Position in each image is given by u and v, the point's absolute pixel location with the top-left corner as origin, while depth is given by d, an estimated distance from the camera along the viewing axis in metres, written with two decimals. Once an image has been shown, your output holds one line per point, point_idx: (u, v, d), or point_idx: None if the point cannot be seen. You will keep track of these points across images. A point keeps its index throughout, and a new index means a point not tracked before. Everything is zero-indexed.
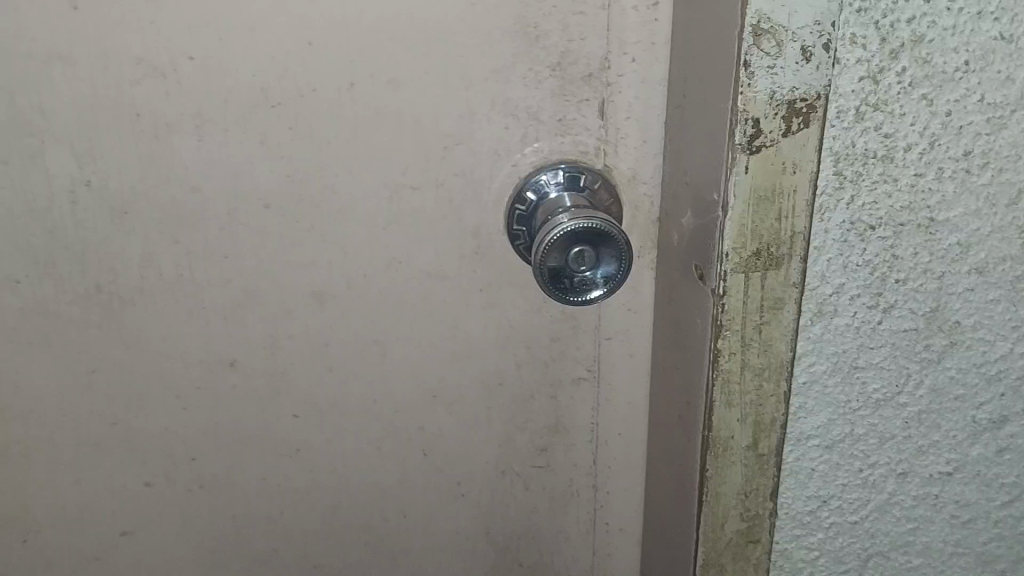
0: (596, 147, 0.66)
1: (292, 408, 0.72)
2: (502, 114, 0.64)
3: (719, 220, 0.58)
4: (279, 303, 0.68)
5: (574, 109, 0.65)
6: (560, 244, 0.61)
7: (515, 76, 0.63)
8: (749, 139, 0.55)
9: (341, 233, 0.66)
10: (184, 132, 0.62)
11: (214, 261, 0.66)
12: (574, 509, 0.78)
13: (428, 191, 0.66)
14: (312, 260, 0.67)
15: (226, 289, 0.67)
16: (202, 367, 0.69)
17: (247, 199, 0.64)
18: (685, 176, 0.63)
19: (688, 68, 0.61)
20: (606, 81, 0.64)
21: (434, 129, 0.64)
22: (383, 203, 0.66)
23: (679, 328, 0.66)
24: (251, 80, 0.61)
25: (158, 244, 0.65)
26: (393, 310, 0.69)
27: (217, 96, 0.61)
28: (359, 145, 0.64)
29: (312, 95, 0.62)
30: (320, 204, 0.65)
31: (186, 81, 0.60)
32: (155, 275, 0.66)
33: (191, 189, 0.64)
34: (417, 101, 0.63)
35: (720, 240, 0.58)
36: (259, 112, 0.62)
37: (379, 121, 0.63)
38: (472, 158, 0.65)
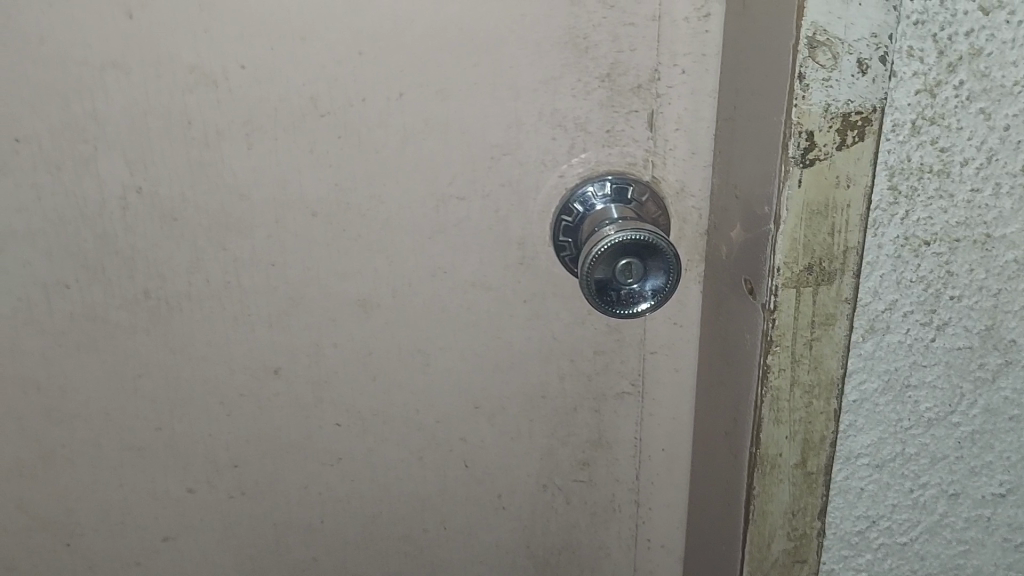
0: (643, 158, 0.66)
1: (335, 417, 0.72)
2: (550, 125, 0.64)
3: (770, 234, 0.57)
4: (324, 312, 0.68)
5: (623, 120, 0.64)
6: (607, 256, 0.60)
7: (564, 87, 0.63)
8: (802, 152, 0.54)
9: (387, 242, 0.66)
10: (234, 140, 0.62)
11: (260, 268, 0.66)
12: (615, 524, 0.78)
13: (474, 202, 0.66)
14: (358, 269, 0.67)
15: (271, 297, 0.67)
16: (246, 374, 0.70)
17: (294, 207, 0.65)
18: (735, 189, 0.62)
19: (739, 79, 0.60)
20: (655, 92, 0.64)
21: (481, 139, 0.64)
22: (429, 212, 0.66)
23: (727, 343, 0.65)
24: (301, 88, 0.61)
25: (206, 251, 0.65)
26: (437, 321, 0.69)
27: (267, 105, 0.61)
28: (407, 154, 0.64)
29: (361, 105, 0.62)
30: (366, 213, 0.65)
31: (237, 89, 0.61)
32: (202, 282, 0.66)
33: (239, 197, 0.64)
34: (466, 112, 0.63)
35: (772, 254, 0.57)
36: (308, 120, 0.62)
37: (427, 131, 0.63)
38: (519, 169, 0.65)
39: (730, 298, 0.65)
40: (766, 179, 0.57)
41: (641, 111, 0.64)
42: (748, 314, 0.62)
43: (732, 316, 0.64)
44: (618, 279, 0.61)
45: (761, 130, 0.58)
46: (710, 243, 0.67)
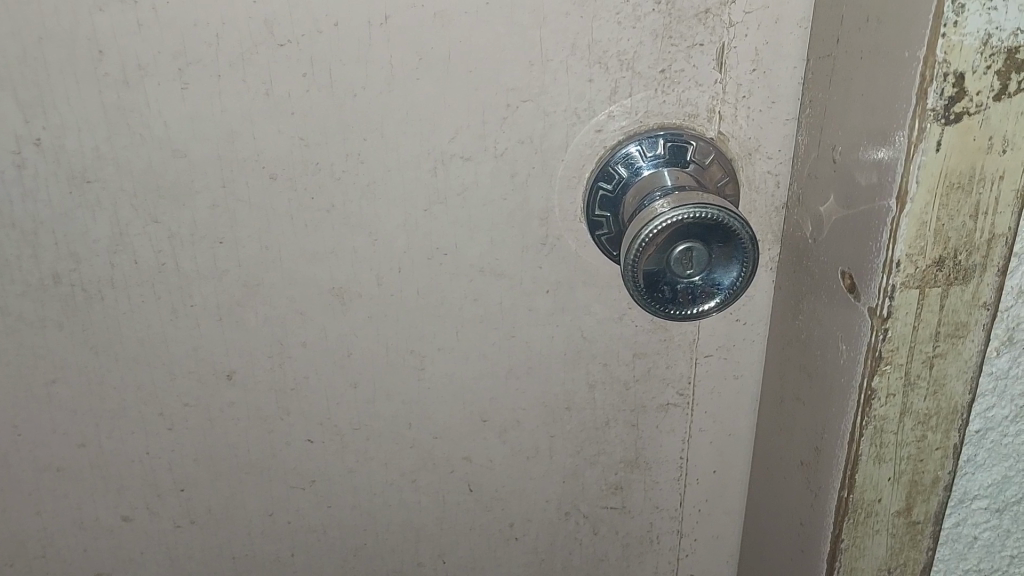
0: (707, 108, 0.50)
1: (306, 432, 0.57)
2: (586, 62, 0.48)
3: (890, 217, 0.41)
4: (289, 302, 0.53)
5: (682, 56, 0.49)
6: (661, 242, 0.45)
7: (605, 11, 0.47)
8: (947, 103, 0.38)
9: (370, 215, 0.51)
10: (163, 78, 0.47)
11: (203, 248, 0.51)
12: (652, 558, 0.64)
13: (483, 163, 0.50)
14: (332, 249, 0.52)
15: (220, 284, 0.52)
16: (191, 379, 0.55)
17: (247, 167, 0.49)
18: (832, 151, 0.47)
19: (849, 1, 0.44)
20: (728, 19, 0.48)
21: (495, 80, 0.48)
22: (424, 177, 0.50)
23: (812, 351, 0.50)
24: (251, 7, 0.45)
25: (132, 224, 0.50)
26: (434, 315, 0.54)
27: (206, 30, 0.45)
28: (396, 99, 0.48)
29: (332, 32, 0.46)
30: (341, 176, 0.50)
31: (164, 8, 0.45)
32: (128, 265, 0.51)
33: (173, 153, 0.48)
34: (474, 42, 0.47)
35: (889, 244, 0.42)
36: (262, 51, 0.46)
37: (421, 69, 0.48)
38: (543, 121, 0.50)
39: (817, 295, 0.49)
40: (884, 139, 0.41)
41: (708, 45, 0.48)
42: (845, 318, 0.46)
43: (820, 319, 0.49)
44: (672, 272, 0.46)
45: (880, 71, 0.41)
46: (791, 220, 0.52)
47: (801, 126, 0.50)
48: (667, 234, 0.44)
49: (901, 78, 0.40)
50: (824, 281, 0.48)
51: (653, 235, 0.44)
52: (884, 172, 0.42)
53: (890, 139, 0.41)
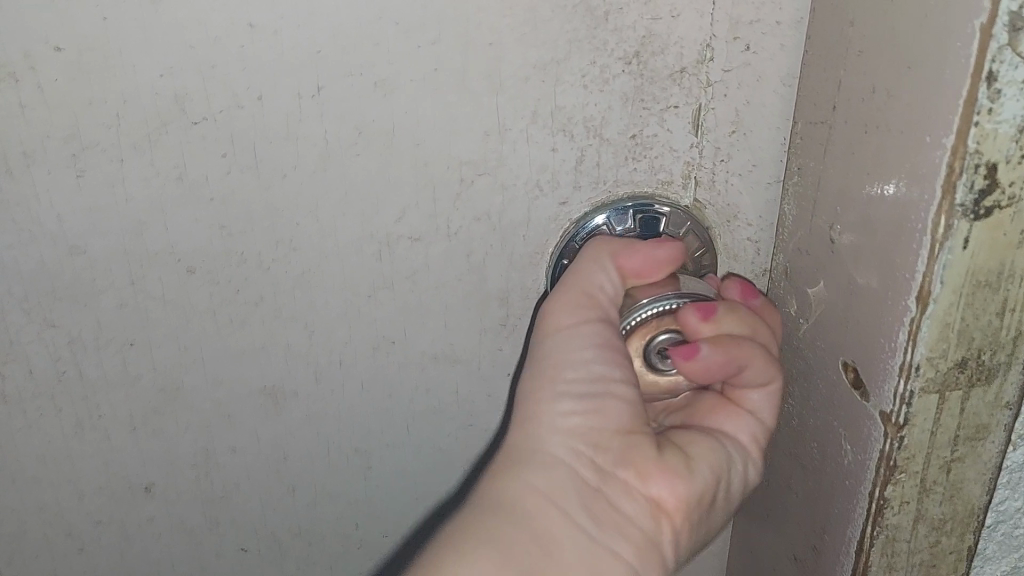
0: (682, 174, 0.45)
1: (239, 540, 0.51)
2: (549, 129, 0.42)
3: (909, 317, 0.36)
4: (214, 406, 0.46)
5: (655, 119, 0.43)
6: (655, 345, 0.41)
7: (568, 74, 0.41)
8: (978, 196, 0.33)
9: (307, 307, 0.44)
10: (54, 167, 0.39)
11: (111, 352, 0.44)
12: None
13: (435, 243, 0.44)
14: (263, 344, 0.45)
15: (133, 391, 0.45)
16: (103, 496, 0.48)
17: (160, 261, 0.42)
18: (829, 228, 0.42)
19: (843, 64, 0.39)
20: (705, 76, 0.43)
21: (445, 151, 0.42)
22: (369, 263, 0.44)
23: (805, 442, 0.46)
24: (155, 82, 0.38)
25: (22, 332, 0.42)
26: (381, 410, 0.48)
27: (104, 109, 0.38)
28: (332, 177, 0.41)
29: (255, 105, 0.39)
30: (270, 266, 0.43)
31: (52, 85, 0.37)
32: (19, 378, 0.43)
33: (68, 251, 0.41)
34: (421, 113, 0.41)
35: (907, 347, 0.36)
36: (171, 131, 0.39)
37: (361, 144, 0.41)
38: (503, 197, 0.44)
39: (817, 386, 0.44)
40: (900, 231, 0.36)
41: (682, 106, 0.43)
42: (851, 418, 0.41)
43: (818, 412, 0.44)
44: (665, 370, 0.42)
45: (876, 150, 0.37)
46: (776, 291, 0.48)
47: (787, 192, 0.45)
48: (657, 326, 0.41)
49: (920, 168, 0.34)
50: (822, 373, 0.43)
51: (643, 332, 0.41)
52: (897, 268, 0.36)
53: (912, 235, 0.35)
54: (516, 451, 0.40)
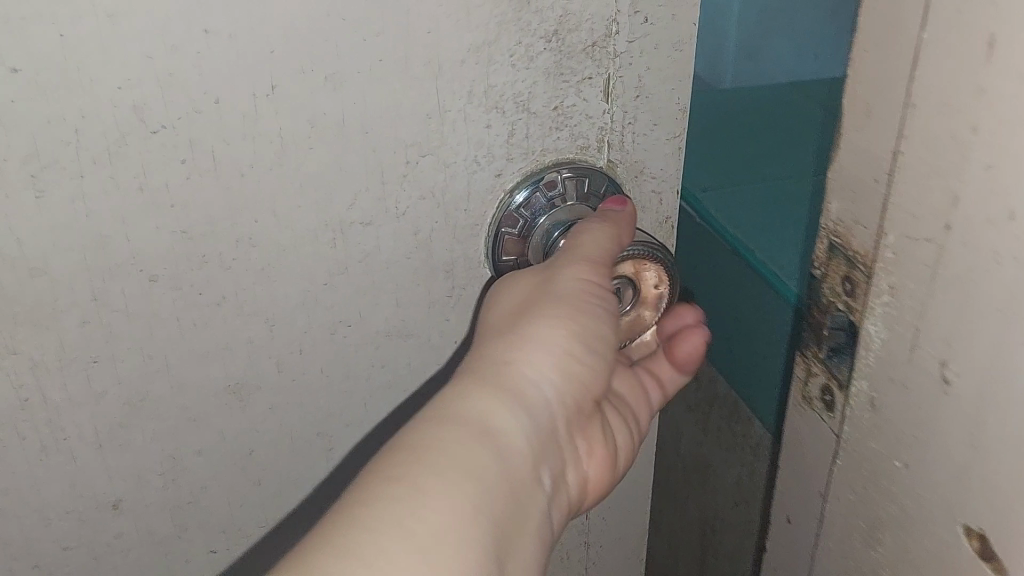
0: (597, 139, 0.50)
1: (207, 543, 0.52)
2: (483, 108, 0.46)
3: None
4: (180, 409, 0.47)
5: (573, 91, 0.48)
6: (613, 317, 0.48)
7: (499, 55, 0.45)
8: None
9: (269, 301, 0.46)
10: (12, 190, 0.38)
11: (76, 371, 0.43)
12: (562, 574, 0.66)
13: (386, 225, 0.47)
14: (226, 343, 0.46)
15: (99, 409, 0.45)
16: (71, 519, 0.48)
17: (122, 273, 0.42)
18: (942, 366, 0.36)
19: (879, 164, 0.38)
20: (597, 40, 0.47)
21: (391, 139, 0.45)
22: (324, 250, 0.46)
23: (865, 523, 0.43)
24: (115, 95, 0.38)
25: None
26: (340, 393, 0.50)
27: (63, 127, 0.38)
28: (289, 172, 0.43)
29: (213, 109, 0.40)
30: (231, 266, 0.44)
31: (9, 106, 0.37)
32: None
33: (30, 273, 0.40)
34: (370, 104, 0.43)
35: None
36: (130, 142, 0.39)
37: (315, 137, 0.43)
38: (444, 174, 0.47)
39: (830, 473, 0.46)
40: (990, 352, 0.33)
41: (582, 69, 0.48)
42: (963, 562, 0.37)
43: (838, 494, 0.46)
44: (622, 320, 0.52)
45: (958, 237, 0.33)
46: (817, 385, 0.46)
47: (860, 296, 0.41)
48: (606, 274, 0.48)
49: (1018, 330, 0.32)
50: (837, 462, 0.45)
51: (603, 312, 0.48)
52: (996, 395, 0.33)
53: None
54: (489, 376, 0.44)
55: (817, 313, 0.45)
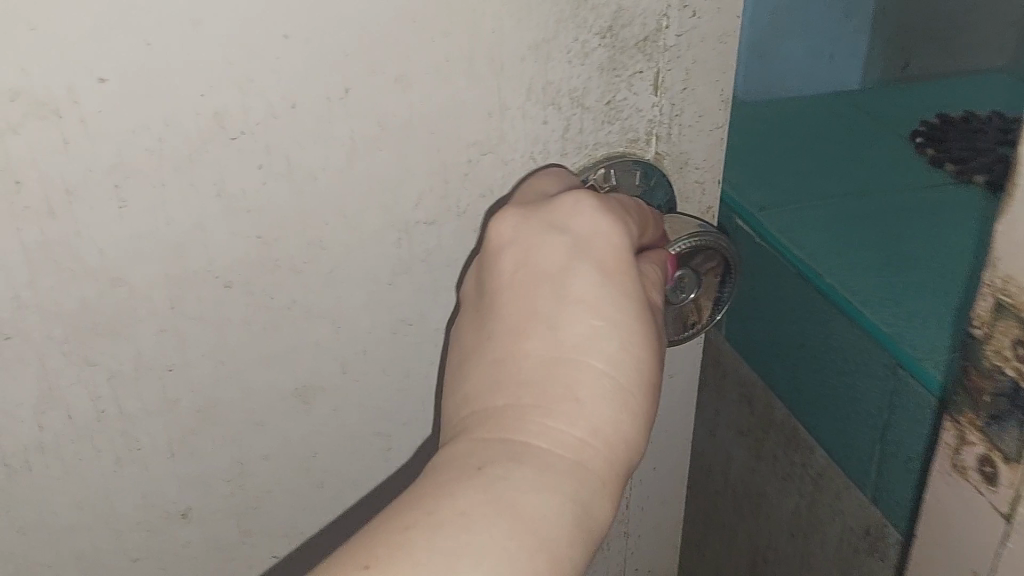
0: (646, 132, 0.51)
1: (270, 547, 0.52)
2: (540, 104, 0.47)
3: None
4: (248, 415, 0.47)
5: (625, 85, 0.49)
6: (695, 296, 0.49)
7: (557, 51, 0.46)
8: None
9: (335, 302, 0.46)
10: (96, 201, 0.38)
11: (151, 380, 0.43)
12: (603, 563, 0.67)
13: (447, 223, 0.47)
14: (293, 347, 0.46)
15: (171, 417, 0.45)
16: (141, 530, 0.47)
17: (198, 281, 0.42)
18: None
19: None
20: (648, 34, 0.48)
21: (455, 137, 0.45)
22: (389, 250, 0.46)
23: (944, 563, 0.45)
24: (197, 102, 0.38)
25: (62, 375, 0.41)
26: (401, 393, 0.50)
27: (147, 136, 0.38)
28: (359, 174, 0.43)
29: (288, 113, 0.40)
30: (301, 269, 0.44)
31: (96, 117, 0.36)
32: (61, 424, 0.42)
33: (110, 283, 0.40)
34: (436, 103, 0.44)
35: None
36: (211, 149, 0.39)
37: (385, 138, 0.43)
38: (504, 171, 0.47)
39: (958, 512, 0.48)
40: None
41: (633, 63, 0.48)
42: None
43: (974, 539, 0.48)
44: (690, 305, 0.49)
45: None
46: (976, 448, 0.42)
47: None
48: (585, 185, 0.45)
49: None
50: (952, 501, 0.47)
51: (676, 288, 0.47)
52: None
53: None
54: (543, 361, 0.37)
55: (976, 377, 0.40)
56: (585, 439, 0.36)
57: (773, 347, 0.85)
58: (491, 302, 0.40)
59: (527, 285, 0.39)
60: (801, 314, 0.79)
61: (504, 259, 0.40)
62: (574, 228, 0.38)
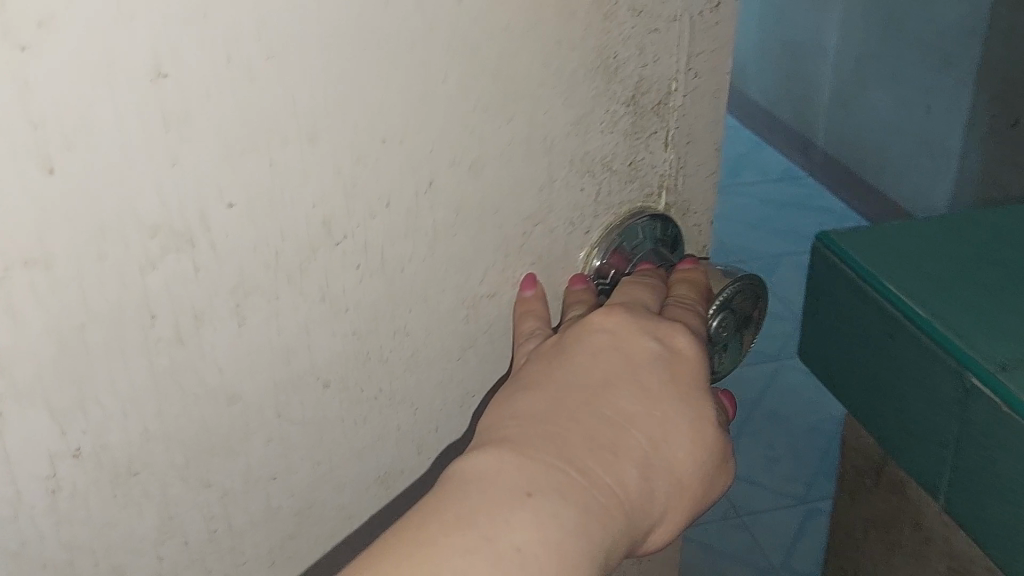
0: (658, 186, 0.55)
1: None
2: (579, 172, 0.49)
3: None
4: (339, 508, 0.47)
5: (643, 145, 0.52)
6: (732, 338, 0.53)
7: (593, 123, 0.48)
8: None
9: (415, 385, 0.47)
10: (218, 322, 0.38)
11: (257, 492, 0.43)
12: None
13: (506, 295, 0.49)
14: (380, 436, 0.47)
15: (274, 523, 0.44)
16: None
17: (303, 384, 0.42)
18: None
19: None
20: (660, 97, 0.51)
21: (514, 213, 0.47)
22: (460, 325, 0.48)
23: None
24: (309, 213, 0.38)
25: (181, 500, 0.40)
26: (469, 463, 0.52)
27: (265, 251, 0.38)
28: (438, 259, 0.45)
29: (384, 212, 0.41)
30: (388, 358, 0.45)
31: (224, 240, 0.36)
32: (179, 548, 0.41)
33: (227, 401, 0.40)
34: (500, 183, 0.45)
35: None
36: (319, 255, 0.40)
37: (459, 222, 0.45)
38: (550, 238, 0.50)
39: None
40: None
41: (650, 125, 0.52)
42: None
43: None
44: (726, 350, 0.53)
45: None
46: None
47: None
48: (667, 304, 0.50)
49: None
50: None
51: (720, 330, 0.52)
52: None
53: None
54: (593, 375, 0.43)
55: None
56: (644, 484, 0.41)
57: (976, 513, 0.58)
58: (592, 348, 0.44)
59: (618, 341, 0.44)
60: (971, 426, 0.56)
61: (595, 346, 0.44)
62: (668, 340, 0.44)
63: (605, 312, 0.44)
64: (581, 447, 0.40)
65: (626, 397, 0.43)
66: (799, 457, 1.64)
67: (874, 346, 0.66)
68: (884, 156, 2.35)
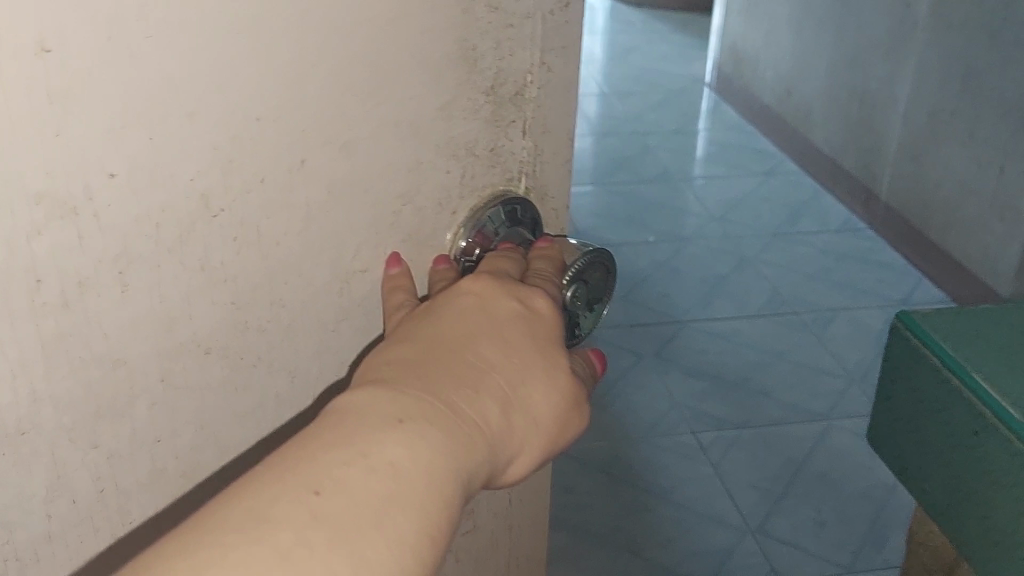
0: (517, 171, 0.60)
1: None
2: (445, 156, 0.54)
3: None
4: (222, 472, 0.50)
5: (503, 133, 0.57)
6: (583, 308, 0.58)
7: (457, 111, 0.53)
8: None
9: (292, 353, 0.50)
10: (103, 289, 0.40)
11: (141, 454, 0.45)
12: None
13: (377, 270, 0.53)
14: (258, 402, 0.50)
15: (159, 486, 0.47)
16: None
17: (185, 351, 0.45)
18: None
19: None
20: (517, 89, 0.56)
21: (385, 194, 0.51)
22: (334, 299, 0.51)
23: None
24: (188, 186, 0.41)
25: (69, 460, 0.42)
26: None
27: (147, 222, 0.41)
28: (312, 234, 0.48)
29: (260, 188, 0.44)
30: (266, 327, 0.48)
31: (107, 209, 0.39)
32: (66, 508, 0.43)
33: (112, 366, 0.42)
34: (371, 164, 0.49)
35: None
36: (199, 226, 0.43)
37: (332, 199, 0.48)
38: (419, 217, 0.54)
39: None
40: None
41: (509, 115, 0.56)
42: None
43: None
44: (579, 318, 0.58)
45: None
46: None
47: None
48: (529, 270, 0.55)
49: None
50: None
51: (573, 300, 0.57)
52: None
53: None
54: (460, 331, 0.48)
55: None
56: (501, 419, 0.46)
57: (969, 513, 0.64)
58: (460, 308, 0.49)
59: (481, 300, 0.50)
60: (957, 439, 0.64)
61: (463, 304, 0.49)
62: (527, 300, 0.51)
63: (473, 276, 0.50)
64: (447, 383, 0.45)
65: (487, 347, 0.48)
66: (845, 523, 1.59)
67: (906, 389, 0.70)
68: (946, 205, 2.19)
